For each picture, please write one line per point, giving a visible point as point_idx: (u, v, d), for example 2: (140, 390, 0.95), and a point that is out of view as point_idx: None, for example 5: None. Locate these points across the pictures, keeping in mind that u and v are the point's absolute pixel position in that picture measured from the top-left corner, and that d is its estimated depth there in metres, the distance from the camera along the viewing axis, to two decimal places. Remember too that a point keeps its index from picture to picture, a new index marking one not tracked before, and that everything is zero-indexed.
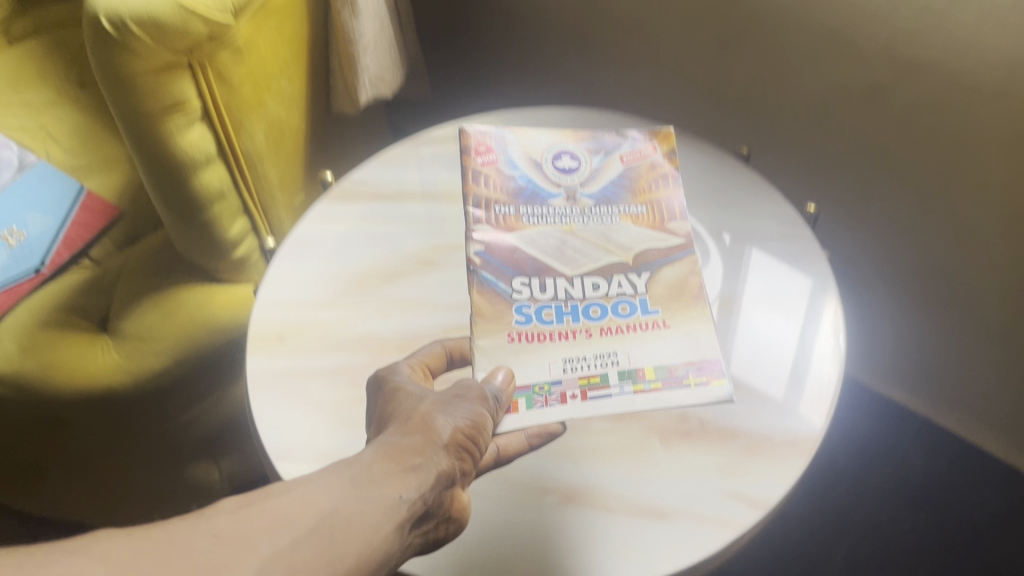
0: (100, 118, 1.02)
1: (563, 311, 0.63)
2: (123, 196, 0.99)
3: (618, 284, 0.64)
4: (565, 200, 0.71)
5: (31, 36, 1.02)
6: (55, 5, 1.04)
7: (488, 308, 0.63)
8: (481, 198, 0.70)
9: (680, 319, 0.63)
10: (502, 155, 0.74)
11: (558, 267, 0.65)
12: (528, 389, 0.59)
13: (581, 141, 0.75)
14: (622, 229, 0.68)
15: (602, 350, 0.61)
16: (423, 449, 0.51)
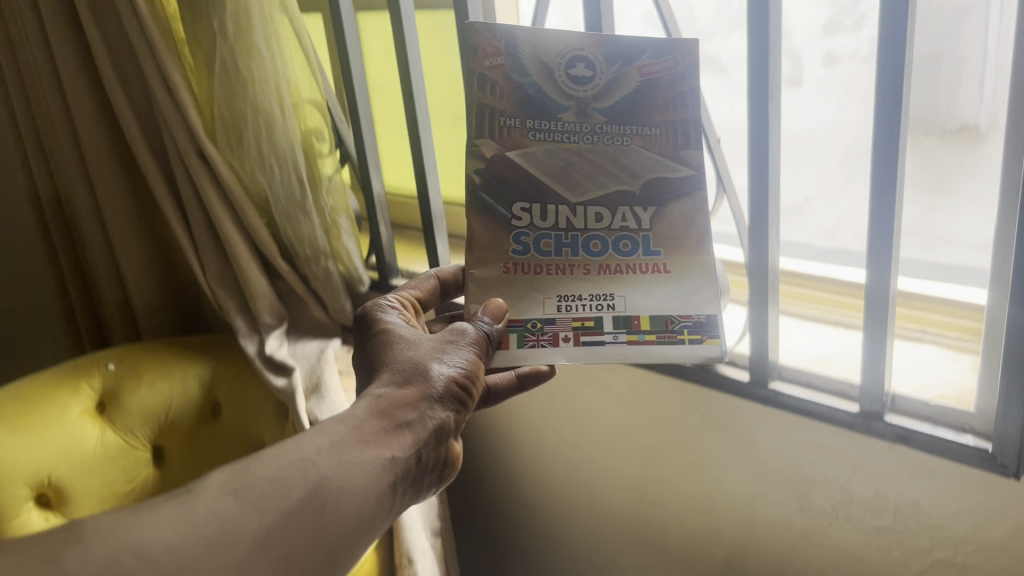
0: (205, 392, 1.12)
1: (562, 242, 0.60)
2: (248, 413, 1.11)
3: (621, 216, 0.60)
4: (574, 116, 0.60)
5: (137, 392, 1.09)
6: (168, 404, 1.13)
7: (484, 234, 0.60)
8: (485, 111, 0.60)
9: (680, 266, 0.60)
10: (512, 59, 0.60)
11: (559, 190, 0.60)
12: (521, 325, 0.59)
13: (600, 42, 0.60)
14: (635, 153, 0.60)
15: (599, 291, 0.59)
16: (415, 402, 0.56)
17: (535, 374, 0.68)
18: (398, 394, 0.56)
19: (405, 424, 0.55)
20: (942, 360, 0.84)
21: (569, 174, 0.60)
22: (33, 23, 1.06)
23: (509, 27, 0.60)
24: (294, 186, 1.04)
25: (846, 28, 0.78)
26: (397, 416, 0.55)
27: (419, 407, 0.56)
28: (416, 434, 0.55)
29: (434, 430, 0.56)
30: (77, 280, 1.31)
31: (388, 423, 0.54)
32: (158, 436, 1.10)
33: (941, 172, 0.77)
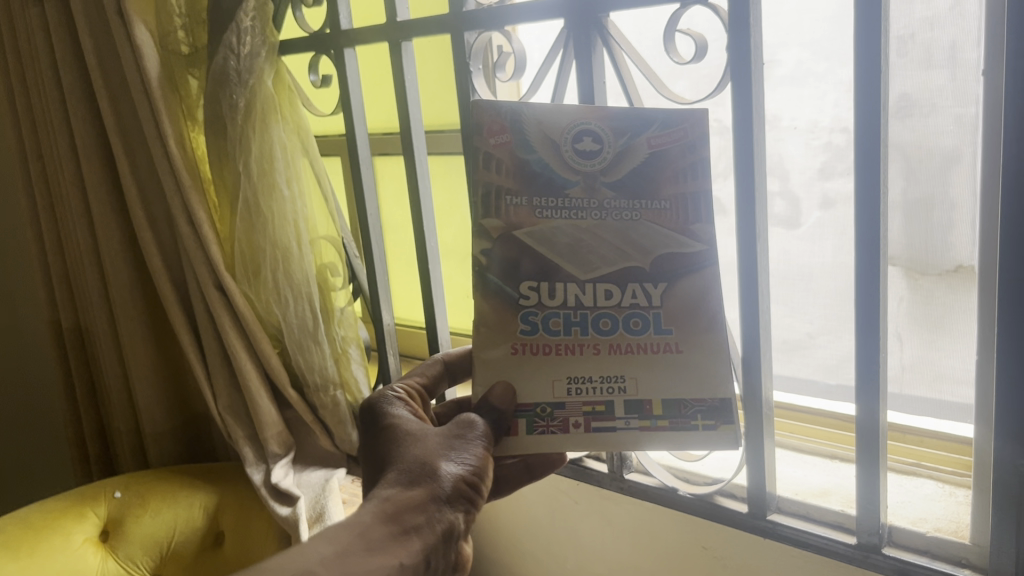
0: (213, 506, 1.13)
1: (572, 321, 0.66)
2: (256, 531, 1.11)
3: (632, 295, 0.65)
4: (583, 190, 0.66)
5: (140, 515, 1.09)
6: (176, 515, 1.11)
7: (493, 314, 0.66)
8: (492, 188, 0.67)
9: (690, 345, 0.65)
10: (519, 136, 0.66)
11: (571, 270, 0.65)
12: (530, 410, 0.66)
13: (607, 116, 0.65)
14: (644, 227, 0.65)
15: (611, 374, 0.65)
16: (424, 502, 0.60)
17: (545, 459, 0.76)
18: (408, 495, 0.60)
19: (415, 527, 0.58)
20: (933, 490, 0.82)
21: (578, 251, 0.65)
22: (69, 158, 1.15)
23: (515, 105, 0.66)
24: (308, 316, 1.06)
25: (840, 172, 0.76)
26: (408, 520, 0.58)
27: (429, 509, 0.60)
28: (425, 537, 0.58)
29: (442, 532, 0.60)
30: (87, 401, 1.36)
31: (398, 525, 0.58)
32: (160, 564, 1.09)
33: (931, 318, 0.74)
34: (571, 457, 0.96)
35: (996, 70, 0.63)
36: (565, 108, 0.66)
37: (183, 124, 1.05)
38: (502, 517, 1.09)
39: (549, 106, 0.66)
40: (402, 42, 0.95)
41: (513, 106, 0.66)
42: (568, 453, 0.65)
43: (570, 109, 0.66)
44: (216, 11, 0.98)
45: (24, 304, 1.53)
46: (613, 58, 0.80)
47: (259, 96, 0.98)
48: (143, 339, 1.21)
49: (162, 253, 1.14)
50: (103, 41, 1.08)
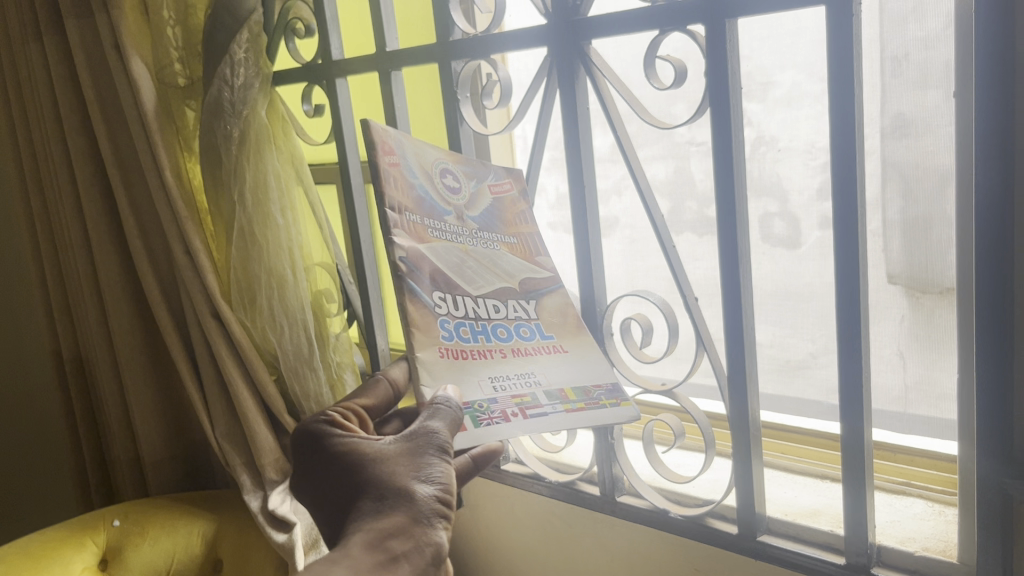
0: (211, 529, 1.13)
1: (476, 330, 0.73)
2: (256, 553, 1.10)
3: (514, 309, 0.76)
4: (455, 219, 0.78)
5: (137, 542, 1.10)
6: (176, 540, 1.11)
7: (418, 318, 0.70)
8: (395, 202, 0.73)
9: (572, 345, 0.76)
10: (404, 160, 0.77)
11: (463, 285, 0.74)
12: (470, 408, 0.67)
13: (459, 163, 0.82)
14: (508, 259, 0.79)
15: (524, 371, 0.71)
16: (409, 527, 0.57)
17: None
18: (390, 522, 0.57)
19: (403, 554, 0.56)
20: (924, 509, 0.80)
21: (465, 271, 0.75)
22: (68, 186, 1.17)
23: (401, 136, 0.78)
24: (303, 343, 1.06)
25: None
26: (394, 547, 0.56)
27: (414, 532, 0.57)
28: (416, 562, 0.56)
29: (431, 556, 0.57)
30: (88, 430, 1.38)
31: (387, 555, 0.55)
32: None
33: (932, 339, 0.72)
34: (565, 480, 0.98)
35: (965, 90, 0.64)
36: (430, 151, 0.80)
37: (179, 155, 1.06)
38: (496, 540, 1.09)
39: (420, 144, 0.79)
40: (392, 72, 0.96)
41: (396, 133, 0.77)
42: (516, 436, 0.65)
43: (432, 151, 0.80)
44: (211, 43, 0.99)
45: (27, 336, 1.55)
46: (595, 84, 0.83)
47: (253, 126, 1.00)
48: (143, 369, 1.23)
49: (160, 283, 1.16)
50: (101, 75, 1.10)
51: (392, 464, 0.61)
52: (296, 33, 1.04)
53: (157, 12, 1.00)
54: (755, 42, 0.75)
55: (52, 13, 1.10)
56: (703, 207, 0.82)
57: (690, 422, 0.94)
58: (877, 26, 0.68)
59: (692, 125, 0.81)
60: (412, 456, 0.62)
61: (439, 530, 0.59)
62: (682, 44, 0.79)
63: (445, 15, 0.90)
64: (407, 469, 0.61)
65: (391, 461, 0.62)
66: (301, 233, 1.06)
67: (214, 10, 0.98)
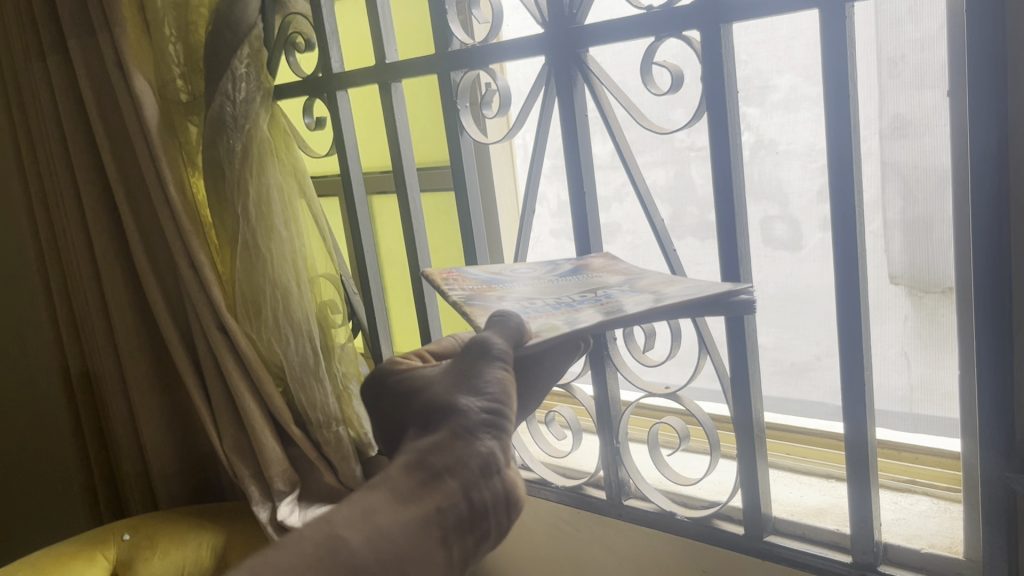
0: (220, 539, 1.14)
1: (557, 305, 0.66)
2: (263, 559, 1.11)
3: (601, 291, 0.70)
4: (530, 281, 0.75)
5: (146, 553, 1.11)
6: (185, 551, 1.12)
7: (479, 307, 0.64)
8: (453, 281, 0.72)
9: (664, 288, 0.68)
10: (468, 272, 0.75)
11: (542, 296, 0.69)
12: (545, 327, 0.60)
13: (529, 264, 0.80)
14: (590, 280, 0.74)
15: (608, 305, 0.64)
16: (451, 443, 0.54)
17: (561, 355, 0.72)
18: (431, 441, 0.55)
19: (445, 470, 0.53)
20: (930, 507, 0.81)
21: (542, 298, 0.70)
22: (73, 202, 1.18)
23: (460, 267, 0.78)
24: (309, 354, 1.07)
25: None
26: (435, 464, 0.53)
27: (456, 447, 0.54)
28: (462, 477, 0.54)
29: (480, 467, 0.54)
30: (96, 444, 1.39)
31: (427, 475, 0.53)
32: None
33: (935, 337, 0.72)
34: (572, 485, 1.00)
35: (958, 89, 0.65)
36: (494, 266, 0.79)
37: (183, 170, 1.07)
38: (503, 547, 1.09)
39: (484, 264, 0.79)
40: (391, 83, 0.97)
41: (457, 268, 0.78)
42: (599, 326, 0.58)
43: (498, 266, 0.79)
44: (212, 57, 1.00)
45: (34, 352, 1.55)
46: (594, 92, 0.84)
47: (256, 140, 1.01)
48: (149, 382, 1.24)
49: (164, 297, 1.17)
50: (103, 93, 1.11)
51: (446, 379, 0.58)
52: (296, 47, 1.06)
53: (159, 28, 1.01)
54: (751, 47, 0.76)
55: (54, 32, 1.11)
56: (704, 211, 0.83)
57: (695, 423, 0.96)
58: (873, 28, 0.69)
59: (691, 130, 0.82)
60: (465, 371, 0.58)
61: (488, 442, 0.55)
62: (680, 50, 0.80)
63: (443, 27, 0.91)
64: (458, 382, 0.57)
65: (443, 378, 0.58)
66: (304, 244, 1.07)
67: (213, 26, 1.00)
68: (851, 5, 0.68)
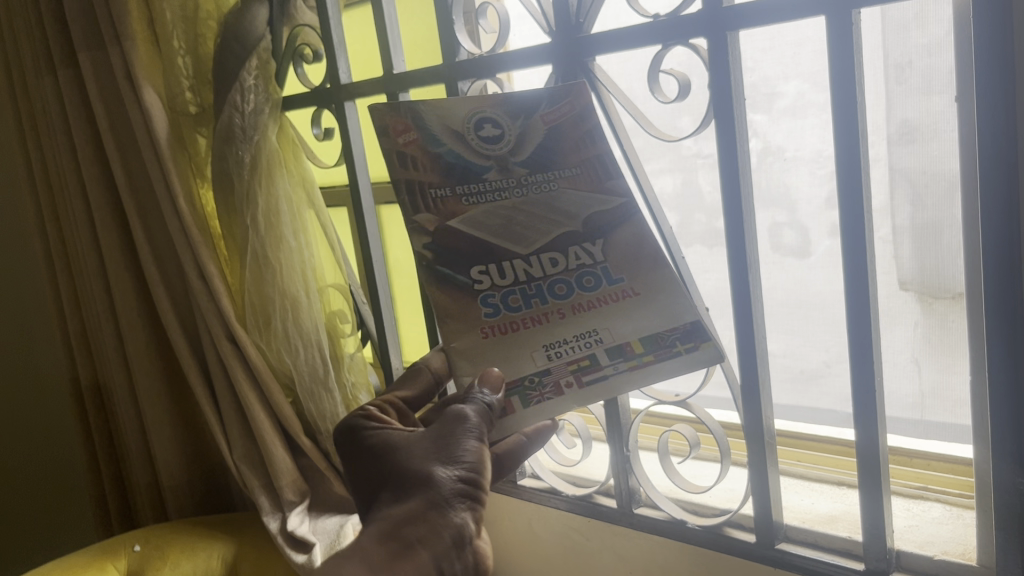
0: (228, 544, 1.15)
1: (529, 294, 0.69)
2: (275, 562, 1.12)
3: (576, 256, 0.70)
4: (499, 172, 0.73)
5: (157, 557, 1.11)
6: (195, 555, 1.12)
7: (453, 306, 0.69)
8: (415, 187, 0.72)
9: (644, 283, 0.69)
10: (423, 131, 0.73)
11: (511, 247, 0.70)
12: (520, 385, 0.67)
13: (498, 103, 0.74)
14: (565, 194, 0.72)
15: (584, 332, 0.68)
16: (425, 513, 0.62)
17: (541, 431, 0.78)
18: (407, 510, 0.62)
19: (418, 541, 0.61)
20: (942, 512, 0.79)
21: (511, 229, 0.71)
22: (82, 212, 1.19)
23: (413, 105, 0.74)
24: (318, 363, 1.07)
25: None
26: (408, 535, 0.61)
27: (431, 518, 0.62)
28: (432, 547, 0.61)
29: (451, 537, 0.62)
30: (106, 454, 1.39)
31: (399, 546, 0.61)
32: None
33: (946, 344, 0.72)
34: (582, 493, 1.00)
35: (969, 94, 0.65)
36: (454, 110, 0.74)
37: (191, 181, 1.07)
38: (516, 555, 1.09)
39: (443, 103, 0.74)
40: (399, 93, 0.97)
41: (408, 105, 0.74)
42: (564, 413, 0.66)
43: (459, 110, 0.74)
44: (222, 71, 1.01)
45: (46, 361, 1.56)
46: (602, 101, 0.85)
47: (264, 151, 1.01)
48: (160, 391, 1.24)
49: (174, 306, 1.17)
50: (112, 104, 1.11)
51: (419, 446, 0.66)
52: (304, 57, 1.06)
53: (168, 42, 1.01)
54: (758, 53, 0.75)
55: (64, 42, 1.12)
56: (712, 218, 0.83)
57: (706, 432, 0.93)
58: (879, 33, 0.69)
59: (699, 138, 0.81)
60: (440, 439, 0.65)
61: (461, 511, 0.63)
62: (687, 57, 0.79)
63: (450, 37, 0.91)
64: (433, 449, 0.65)
65: (417, 445, 0.66)
66: (313, 255, 1.07)
67: (223, 39, 1.00)
68: (857, 11, 0.68)
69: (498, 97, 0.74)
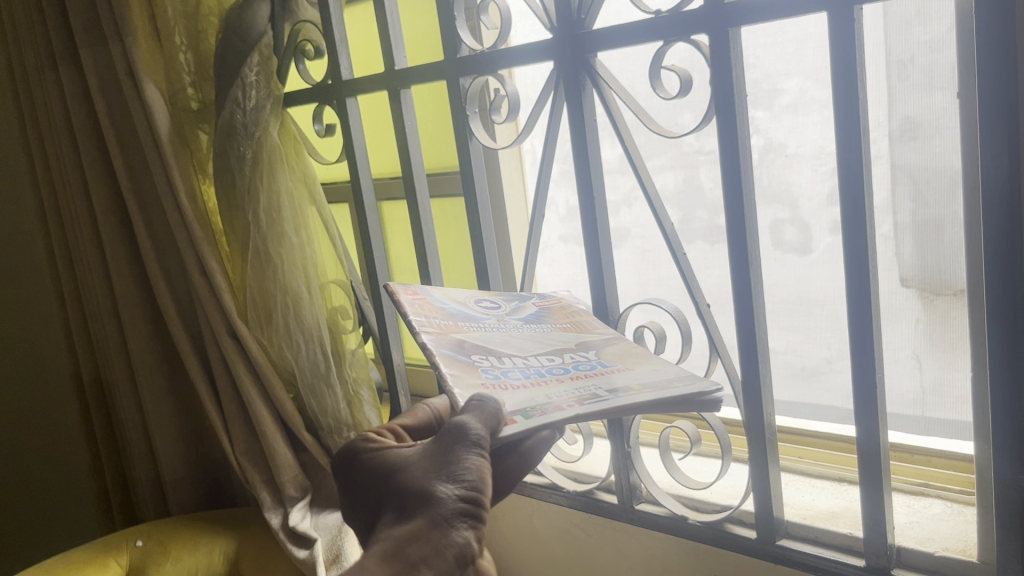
0: (232, 539, 1.15)
1: (527, 372, 0.68)
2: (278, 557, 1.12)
3: (572, 356, 0.72)
4: (497, 321, 0.78)
5: (159, 554, 1.12)
6: (198, 551, 1.13)
7: (458, 368, 0.67)
8: (420, 311, 0.75)
9: (638, 367, 0.70)
10: (428, 296, 0.79)
11: (507, 349, 0.72)
12: (521, 410, 0.62)
13: (497, 296, 0.84)
14: (557, 332, 0.77)
15: (582, 385, 0.66)
16: (427, 533, 0.59)
17: (540, 445, 0.72)
18: (409, 530, 0.59)
19: (420, 563, 0.58)
20: (943, 509, 0.81)
21: (509, 343, 0.73)
22: (84, 208, 1.19)
23: (422, 285, 0.80)
24: (319, 358, 1.07)
25: None
26: (410, 556, 0.58)
27: (433, 537, 0.59)
28: (436, 567, 0.58)
29: (453, 557, 0.59)
30: (109, 451, 1.39)
31: (401, 567, 0.58)
32: None
33: (947, 340, 0.72)
34: (582, 490, 0.99)
35: (970, 91, 0.65)
36: (457, 294, 0.82)
37: (194, 177, 1.07)
38: (517, 550, 1.09)
39: (449, 290, 0.82)
40: (401, 90, 0.97)
41: (418, 285, 0.81)
42: (572, 417, 0.60)
43: (461, 295, 0.82)
44: (222, 68, 1.01)
45: (48, 358, 1.57)
46: (603, 98, 0.84)
47: (266, 147, 1.01)
48: (161, 388, 1.24)
49: (175, 302, 1.17)
50: (114, 101, 1.12)
51: (423, 462, 0.63)
52: (305, 54, 1.04)
53: (169, 39, 1.02)
54: (760, 50, 0.76)
55: (67, 38, 1.12)
56: (714, 215, 0.83)
57: (708, 429, 0.96)
58: (881, 30, 0.69)
59: (700, 135, 0.82)
60: (442, 456, 0.62)
61: (464, 531, 0.60)
62: (687, 54, 0.80)
63: (451, 32, 0.91)
64: (435, 466, 0.62)
65: (420, 462, 0.63)
66: (315, 251, 1.07)
67: (224, 35, 1.00)
68: (859, 8, 0.68)
69: (496, 294, 0.84)
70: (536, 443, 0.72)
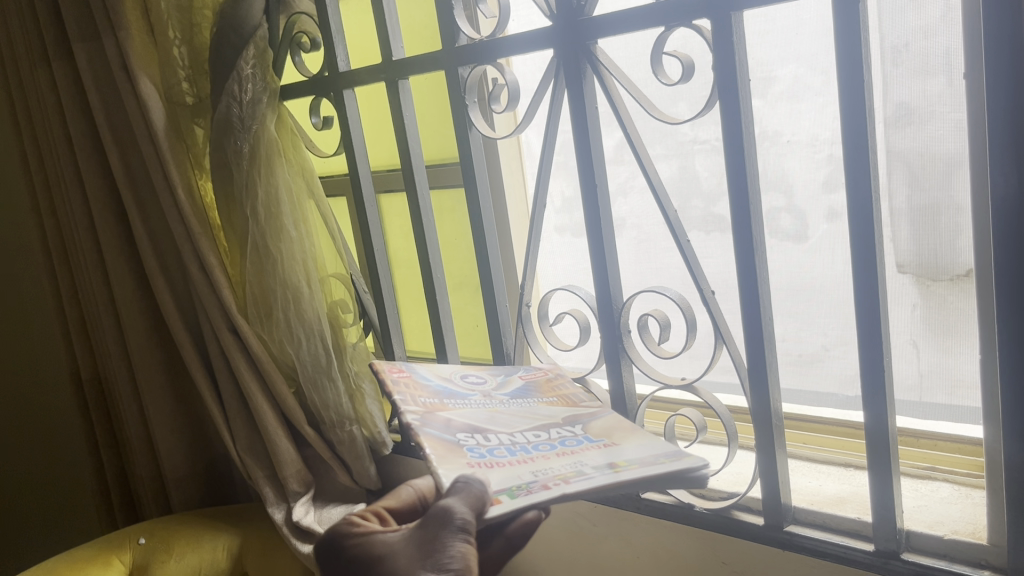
0: (235, 534, 1.14)
1: (513, 449, 0.67)
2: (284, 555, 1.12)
3: (558, 432, 0.72)
4: (484, 396, 0.79)
5: (163, 553, 1.11)
6: (204, 546, 1.12)
7: (442, 450, 0.66)
8: (405, 391, 0.76)
9: (625, 441, 0.69)
10: (414, 373, 0.81)
11: (494, 427, 0.72)
12: (507, 489, 0.60)
13: (485, 372, 0.85)
14: (545, 407, 0.77)
15: (569, 462, 0.65)
16: None
17: (524, 529, 0.65)
18: None
19: None
20: (950, 493, 0.81)
21: (495, 419, 0.73)
22: (79, 201, 1.18)
23: (409, 365, 0.83)
24: (320, 352, 1.06)
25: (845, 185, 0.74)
26: None
27: None
28: None
29: None
30: (108, 450, 1.38)
31: None
32: None
33: (947, 323, 0.72)
34: None
35: (976, 70, 0.64)
36: (445, 372, 0.84)
37: (190, 172, 1.06)
38: None
39: (434, 366, 0.84)
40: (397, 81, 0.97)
41: (404, 364, 0.83)
42: (554, 498, 0.58)
43: (449, 372, 0.84)
44: (216, 61, 1.00)
45: (46, 357, 1.56)
46: (604, 85, 0.84)
47: (263, 140, 1.00)
48: (159, 384, 1.23)
49: (173, 298, 1.16)
50: (108, 93, 1.11)
51: (409, 553, 0.60)
52: (301, 46, 1.06)
53: (163, 33, 1.01)
54: (754, 39, 0.75)
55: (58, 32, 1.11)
56: (710, 204, 0.83)
57: (713, 416, 0.95)
58: (878, 15, 0.68)
59: (696, 124, 0.81)
60: (428, 544, 0.60)
61: None
62: (682, 40, 0.80)
63: (449, 22, 0.91)
64: (421, 555, 0.60)
65: (404, 552, 0.61)
66: (314, 245, 1.06)
67: (219, 28, 1.00)
68: None
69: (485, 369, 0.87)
70: (523, 524, 0.65)
